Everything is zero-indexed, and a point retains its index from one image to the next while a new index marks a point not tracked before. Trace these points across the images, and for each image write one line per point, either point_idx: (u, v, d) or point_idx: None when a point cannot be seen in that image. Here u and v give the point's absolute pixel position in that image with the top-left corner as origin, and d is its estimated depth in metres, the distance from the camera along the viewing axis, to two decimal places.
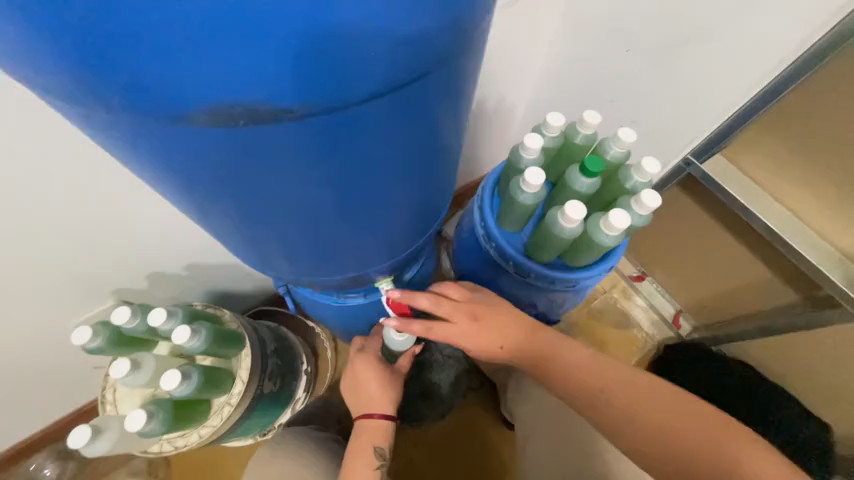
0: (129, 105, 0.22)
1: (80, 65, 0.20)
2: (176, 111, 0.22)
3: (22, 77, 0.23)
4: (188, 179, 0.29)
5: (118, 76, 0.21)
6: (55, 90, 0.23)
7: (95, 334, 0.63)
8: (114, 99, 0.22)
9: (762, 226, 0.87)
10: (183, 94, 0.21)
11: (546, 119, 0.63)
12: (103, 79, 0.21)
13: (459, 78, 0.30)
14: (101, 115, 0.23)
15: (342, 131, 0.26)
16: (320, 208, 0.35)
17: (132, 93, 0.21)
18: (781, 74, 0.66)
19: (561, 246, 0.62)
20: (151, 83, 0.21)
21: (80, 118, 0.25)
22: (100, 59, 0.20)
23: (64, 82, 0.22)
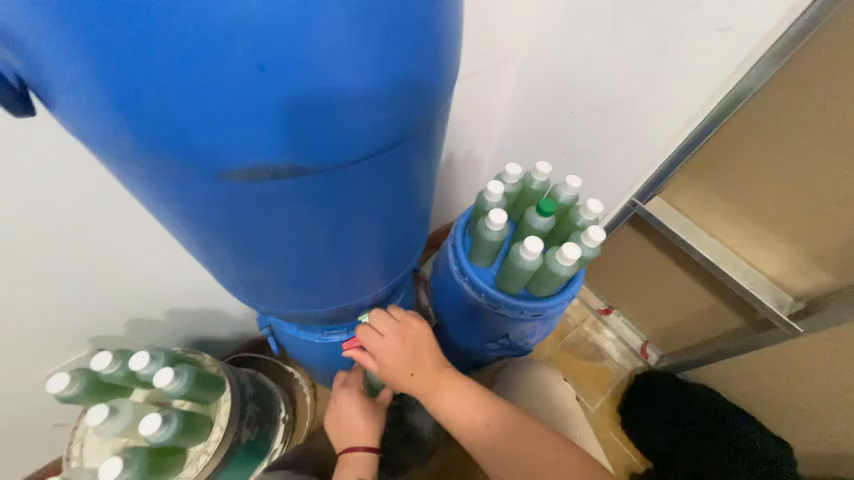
0: (172, 165, 0.28)
1: (147, 133, 0.27)
2: (216, 167, 0.28)
3: (87, 139, 0.29)
4: (206, 222, 0.35)
5: (175, 141, 0.27)
6: (117, 150, 0.28)
7: (72, 381, 0.63)
8: (168, 158, 0.28)
9: (701, 258, 0.99)
10: (224, 154, 0.28)
11: (505, 169, 0.73)
12: (156, 146, 0.27)
13: (431, 140, 0.38)
14: (151, 168, 0.29)
15: (337, 183, 0.33)
16: (314, 246, 0.40)
17: (184, 154, 0.28)
18: (695, 130, 0.80)
19: (525, 277, 0.69)
20: (200, 147, 0.27)
21: (125, 173, 0.32)
22: (163, 129, 0.26)
23: (128, 145, 0.28)
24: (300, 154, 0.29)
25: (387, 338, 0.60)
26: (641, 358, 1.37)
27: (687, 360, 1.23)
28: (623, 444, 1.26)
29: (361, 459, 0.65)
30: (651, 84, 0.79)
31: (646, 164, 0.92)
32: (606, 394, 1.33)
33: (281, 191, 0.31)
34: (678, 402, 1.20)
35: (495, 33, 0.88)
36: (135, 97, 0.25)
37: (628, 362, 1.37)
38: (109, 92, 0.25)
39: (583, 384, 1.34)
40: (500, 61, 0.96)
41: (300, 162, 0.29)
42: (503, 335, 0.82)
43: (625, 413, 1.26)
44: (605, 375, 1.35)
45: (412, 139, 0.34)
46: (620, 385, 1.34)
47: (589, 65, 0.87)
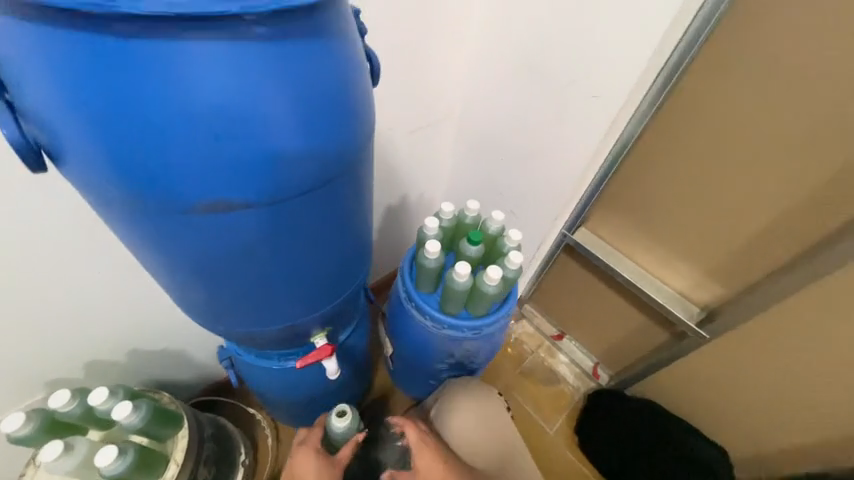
0: (148, 202, 0.38)
1: (131, 181, 0.37)
2: (183, 205, 0.38)
3: (84, 187, 0.39)
4: (174, 250, 0.44)
5: (153, 187, 0.37)
6: (106, 194, 0.38)
7: (27, 420, 0.65)
8: (147, 198, 0.38)
9: (623, 278, 1.14)
10: (189, 195, 0.38)
11: (441, 207, 0.86)
12: (137, 191, 0.37)
13: (357, 181, 0.50)
14: (133, 207, 0.39)
15: (278, 215, 0.43)
16: (265, 270, 0.49)
17: (159, 196, 0.38)
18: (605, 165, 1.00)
19: (461, 297, 0.80)
20: (170, 190, 0.37)
21: (111, 212, 0.41)
22: (144, 178, 0.37)
23: (117, 190, 0.38)
24: (246, 192, 0.39)
25: (420, 435, 0.75)
26: (593, 379, 1.46)
27: (629, 377, 1.34)
28: (580, 463, 1.32)
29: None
30: (556, 134, 0.98)
31: (564, 199, 1.10)
32: (564, 416, 1.40)
33: (233, 221, 0.41)
34: (621, 419, 1.28)
35: (431, 97, 1.06)
36: (124, 156, 0.36)
37: (581, 383, 1.46)
38: (104, 154, 0.36)
39: (541, 408, 1.41)
40: (439, 118, 1.14)
41: (247, 198, 0.40)
42: (450, 355, 0.91)
43: (580, 433, 1.33)
44: (561, 397, 1.43)
45: (339, 182, 0.46)
46: (576, 406, 1.42)
47: (510, 121, 1.06)
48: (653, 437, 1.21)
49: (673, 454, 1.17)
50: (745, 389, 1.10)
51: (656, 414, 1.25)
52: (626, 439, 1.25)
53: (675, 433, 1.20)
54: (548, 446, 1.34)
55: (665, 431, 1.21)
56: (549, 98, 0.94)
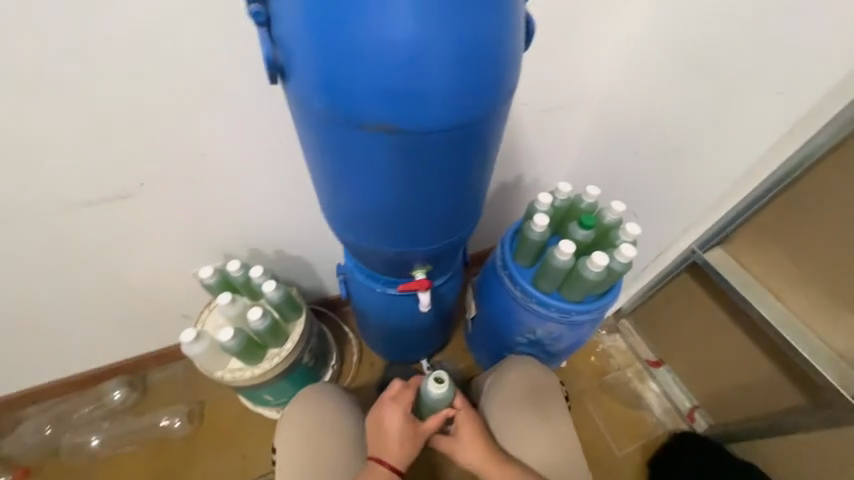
0: (335, 116, 0.50)
1: (327, 96, 0.49)
2: (357, 121, 0.49)
3: (294, 99, 0.53)
4: (338, 159, 0.56)
5: (341, 102, 0.49)
6: (308, 105, 0.51)
7: (213, 273, 0.91)
8: (334, 111, 0.50)
9: (759, 316, 0.96)
10: (364, 113, 0.49)
11: (558, 186, 0.85)
12: (330, 104, 0.49)
13: (488, 133, 0.56)
14: (323, 117, 0.51)
15: (422, 145, 0.52)
16: (396, 194, 0.59)
17: (343, 110, 0.49)
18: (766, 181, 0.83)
19: (558, 276, 0.80)
20: (351, 107, 0.49)
21: (304, 121, 0.55)
22: (337, 94, 0.48)
23: (316, 102, 0.50)
24: (405, 119, 0.48)
25: (464, 414, 0.82)
26: (686, 421, 1.29)
27: (735, 432, 1.14)
28: None
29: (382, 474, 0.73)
30: (714, 132, 0.86)
31: (706, 209, 0.96)
32: (638, 445, 1.28)
33: (388, 143, 0.51)
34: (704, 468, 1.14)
35: (572, 76, 1.03)
36: (328, 75, 0.48)
37: (669, 420, 1.30)
38: (316, 72, 0.48)
39: (614, 428, 1.30)
40: (576, 100, 1.10)
41: (404, 125, 0.49)
42: (531, 331, 0.92)
43: (652, 468, 1.21)
44: (640, 426, 1.30)
45: (476, 126, 0.52)
46: (656, 440, 1.28)
47: (658, 111, 0.96)
48: None
49: None
50: None
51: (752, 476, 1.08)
52: None
53: None
54: (612, 467, 1.24)
55: None
56: (714, 89, 0.83)
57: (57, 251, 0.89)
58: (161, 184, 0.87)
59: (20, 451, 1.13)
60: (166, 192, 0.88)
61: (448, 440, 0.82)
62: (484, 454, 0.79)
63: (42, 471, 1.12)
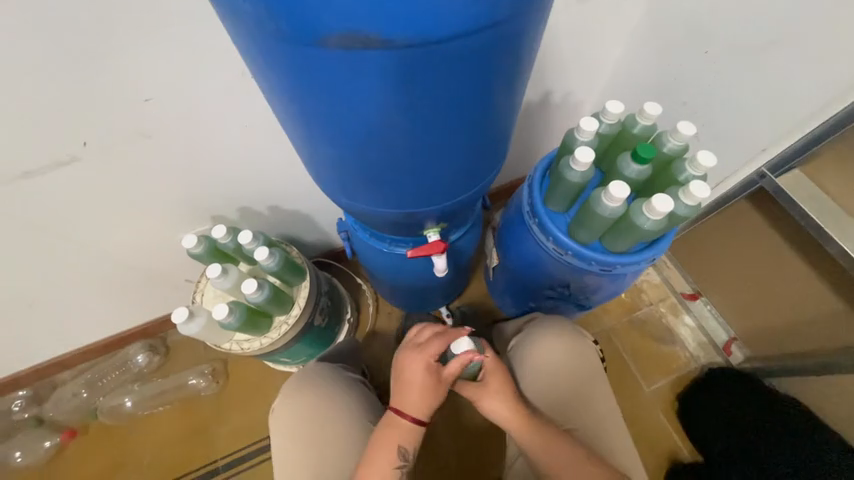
0: (283, 26, 0.32)
1: None
2: (319, 35, 0.32)
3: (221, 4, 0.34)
4: (305, 93, 0.39)
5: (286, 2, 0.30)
6: (240, 12, 0.33)
7: (199, 242, 0.79)
8: (280, 20, 0.32)
9: (837, 251, 0.79)
10: (325, 21, 0.31)
11: (605, 106, 0.66)
12: (270, 8, 0.31)
13: (522, 34, 0.37)
14: (266, 31, 0.33)
15: (422, 64, 0.35)
16: (392, 135, 0.43)
17: (291, 17, 0.31)
18: None
19: (603, 225, 0.66)
20: (304, 10, 0.30)
21: (245, 41, 0.37)
22: None
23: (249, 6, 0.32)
24: (391, 21, 0.31)
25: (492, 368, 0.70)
26: (721, 354, 1.21)
27: (777, 366, 1.07)
28: (673, 430, 1.17)
29: (409, 428, 0.68)
30: (830, 11, 0.62)
31: (801, 120, 0.75)
32: (669, 380, 1.22)
33: (371, 64, 0.34)
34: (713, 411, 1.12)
35: None
36: None
37: (703, 354, 1.23)
38: None
39: (644, 364, 1.24)
40: None
41: (392, 33, 0.31)
42: (563, 284, 0.81)
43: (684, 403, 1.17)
44: (672, 361, 1.24)
45: (501, 27, 0.34)
46: (688, 374, 1.23)
47: None
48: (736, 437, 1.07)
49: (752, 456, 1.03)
50: None
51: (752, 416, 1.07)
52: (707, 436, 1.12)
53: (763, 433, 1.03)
54: (641, 402, 1.20)
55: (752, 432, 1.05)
56: None
57: (22, 229, 0.78)
58: (109, 144, 0.71)
59: (60, 414, 1.18)
60: (125, 151, 0.73)
61: (476, 388, 0.71)
62: (510, 401, 0.70)
63: (87, 430, 1.18)
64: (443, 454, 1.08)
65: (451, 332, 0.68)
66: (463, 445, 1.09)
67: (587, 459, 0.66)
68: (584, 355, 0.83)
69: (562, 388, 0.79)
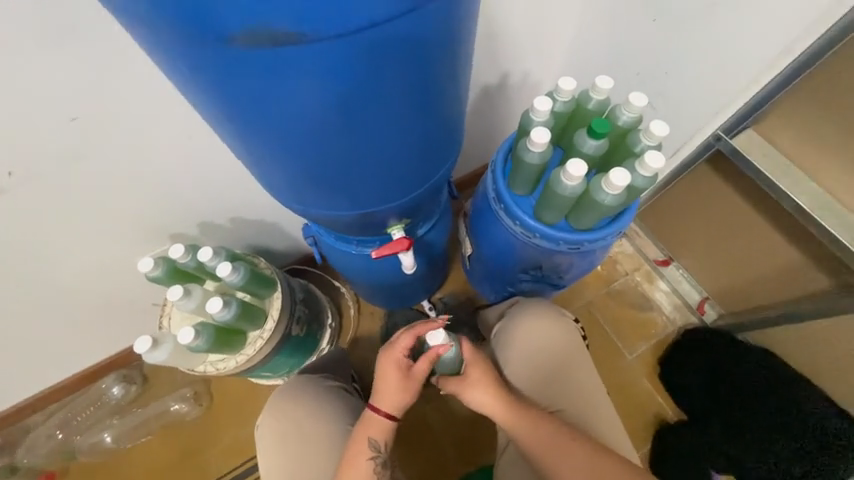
0: (186, 29, 0.30)
1: None
2: (220, 33, 0.30)
3: (115, 8, 0.32)
4: (226, 99, 0.37)
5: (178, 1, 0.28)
6: (134, 13, 0.30)
7: (156, 265, 0.75)
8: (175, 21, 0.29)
9: (792, 205, 0.83)
10: (225, 20, 0.29)
11: (557, 84, 0.65)
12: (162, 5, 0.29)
13: (451, 18, 0.36)
14: (166, 34, 0.31)
15: (347, 57, 0.33)
16: (328, 136, 0.41)
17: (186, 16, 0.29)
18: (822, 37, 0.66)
19: (565, 205, 0.65)
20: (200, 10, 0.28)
21: (151, 47, 0.34)
22: None
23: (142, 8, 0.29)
24: (304, 14, 0.29)
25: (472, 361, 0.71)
26: (696, 314, 1.26)
27: (748, 322, 1.11)
28: (656, 394, 1.21)
29: (382, 423, 0.67)
30: None
31: (749, 79, 0.77)
32: (649, 346, 1.26)
33: (292, 63, 0.32)
34: (691, 371, 1.16)
35: None
36: None
37: (679, 316, 1.27)
38: None
39: (624, 332, 1.27)
40: None
41: (307, 26, 0.29)
42: (536, 266, 0.81)
43: (664, 365, 1.21)
44: (650, 326, 1.28)
45: (427, 10, 0.32)
46: (667, 338, 1.26)
47: None
48: (709, 395, 1.13)
49: (727, 411, 1.09)
50: None
51: (721, 371, 1.12)
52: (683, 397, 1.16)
53: (732, 388, 1.09)
54: (624, 369, 1.24)
55: (721, 387, 1.11)
56: None
57: None
58: (42, 171, 0.65)
59: (36, 459, 1.11)
60: (62, 174, 0.68)
61: (457, 381, 0.71)
62: (491, 392, 0.70)
63: (68, 471, 1.12)
64: (438, 446, 1.09)
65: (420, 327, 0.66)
66: (456, 435, 1.10)
67: (571, 436, 0.67)
68: (564, 335, 0.83)
69: (549, 369, 0.80)
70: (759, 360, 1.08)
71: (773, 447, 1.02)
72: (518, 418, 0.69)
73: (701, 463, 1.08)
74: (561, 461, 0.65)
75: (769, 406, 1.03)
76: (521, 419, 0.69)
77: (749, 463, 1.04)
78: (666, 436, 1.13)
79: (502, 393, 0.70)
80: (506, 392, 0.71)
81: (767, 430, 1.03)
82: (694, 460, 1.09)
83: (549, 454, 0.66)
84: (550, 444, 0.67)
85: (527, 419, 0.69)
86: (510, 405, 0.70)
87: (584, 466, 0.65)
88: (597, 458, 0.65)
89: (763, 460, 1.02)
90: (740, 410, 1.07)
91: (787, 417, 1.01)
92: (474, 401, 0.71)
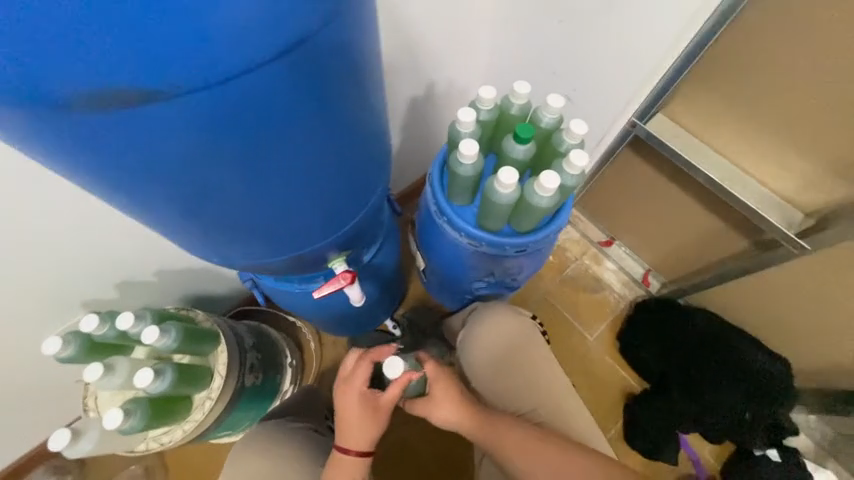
0: (14, 98, 0.25)
1: None
2: (59, 99, 0.25)
3: None
4: (93, 166, 0.31)
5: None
6: None
7: (66, 343, 0.65)
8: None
9: (705, 179, 0.90)
10: (61, 84, 0.24)
11: (478, 93, 0.65)
12: None
13: (343, 48, 0.34)
14: None
15: (231, 105, 0.29)
16: (232, 188, 0.37)
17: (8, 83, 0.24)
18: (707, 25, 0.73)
19: (505, 212, 0.66)
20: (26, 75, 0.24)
21: None
22: None
23: None
24: (166, 66, 0.25)
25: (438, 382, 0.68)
26: (642, 286, 1.34)
27: (687, 286, 1.21)
28: (620, 369, 1.27)
29: (353, 463, 0.62)
30: None
31: (652, 69, 0.82)
32: (606, 324, 1.32)
33: (165, 120, 0.28)
34: (647, 341, 1.22)
35: None
36: None
37: (629, 291, 1.35)
38: None
39: (582, 315, 1.33)
40: None
41: (173, 79, 0.26)
42: (488, 273, 0.81)
43: (623, 340, 1.27)
44: (605, 306, 1.34)
45: (313, 44, 0.30)
46: (621, 313, 1.33)
47: None
48: (665, 360, 1.19)
49: (682, 371, 1.16)
50: (831, 302, 0.94)
51: (672, 336, 1.20)
52: (644, 366, 1.23)
53: (684, 350, 1.17)
54: (588, 351, 1.29)
55: (675, 351, 1.19)
56: None
57: None
58: None
59: None
60: None
61: (423, 402, 0.68)
62: (460, 407, 0.68)
63: None
64: (422, 466, 1.06)
65: (375, 354, 0.62)
66: (438, 452, 1.07)
67: (545, 438, 0.67)
68: (526, 334, 0.84)
69: (517, 370, 0.80)
70: (702, 319, 1.18)
71: (726, 397, 1.11)
72: (492, 430, 0.68)
73: (668, 427, 1.15)
74: (540, 466, 0.65)
75: (717, 360, 1.13)
76: (496, 430, 0.68)
77: (708, 418, 1.12)
78: (635, 410, 1.19)
79: (473, 407, 0.69)
80: (476, 406, 0.70)
81: (719, 382, 1.11)
82: (663, 425, 1.15)
83: (527, 462, 0.66)
84: (527, 451, 0.66)
85: (501, 430, 0.68)
86: (482, 419, 0.68)
87: (562, 465, 0.65)
88: (572, 454, 0.66)
89: (719, 412, 1.11)
90: (694, 369, 1.15)
91: (733, 368, 1.11)
92: (448, 421, 0.69)
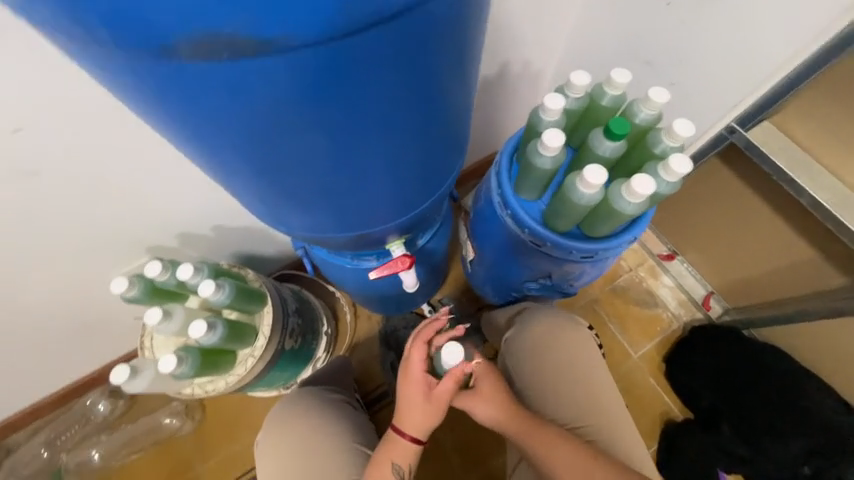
0: (114, 37, 0.23)
1: None
2: (164, 46, 0.23)
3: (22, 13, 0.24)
4: (186, 119, 0.30)
5: (100, 6, 0.21)
6: (49, 21, 0.23)
7: (132, 285, 0.69)
8: (102, 30, 0.22)
9: (810, 202, 0.78)
10: (167, 28, 0.22)
11: (569, 78, 0.59)
12: (79, 11, 0.21)
13: (460, 14, 0.29)
14: (93, 46, 0.24)
15: (334, 66, 0.26)
16: (316, 156, 0.34)
17: (117, 23, 0.22)
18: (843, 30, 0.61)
19: (581, 214, 0.60)
20: (133, 15, 0.21)
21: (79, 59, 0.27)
22: None
23: (58, 16, 0.22)
24: (278, 16, 0.22)
25: (481, 381, 0.65)
26: (701, 309, 1.23)
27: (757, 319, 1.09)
28: (663, 394, 1.19)
29: (408, 447, 0.62)
30: None
31: (769, 71, 0.71)
32: (655, 344, 1.23)
33: (264, 77, 0.25)
34: (698, 370, 1.13)
35: None
36: None
37: (684, 312, 1.24)
38: None
39: (628, 330, 1.24)
40: None
41: (283, 32, 0.23)
42: (545, 274, 0.76)
43: (670, 364, 1.18)
44: (655, 323, 1.25)
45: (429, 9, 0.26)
46: (673, 335, 1.23)
47: None
48: (716, 390, 1.10)
49: (734, 403, 1.07)
50: None
51: (726, 367, 1.10)
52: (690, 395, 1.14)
53: (739, 382, 1.08)
54: (629, 369, 1.21)
55: (729, 382, 1.09)
56: None
57: None
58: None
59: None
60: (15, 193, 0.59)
61: (463, 395, 0.65)
62: (500, 408, 0.65)
63: None
64: (441, 451, 1.06)
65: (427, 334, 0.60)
66: (460, 442, 1.07)
67: (585, 457, 0.63)
68: (577, 341, 0.79)
69: (565, 376, 0.76)
70: (765, 353, 1.07)
71: (783, 441, 1.00)
72: (532, 437, 0.64)
73: (710, 461, 1.07)
74: None
75: (778, 401, 1.02)
76: (534, 436, 0.65)
77: (758, 460, 1.03)
78: (674, 439, 1.11)
79: (512, 412, 0.65)
80: (516, 411, 0.66)
81: (776, 425, 1.01)
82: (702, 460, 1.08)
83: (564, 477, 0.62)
84: (565, 466, 0.62)
85: (539, 439, 0.64)
86: (520, 424, 0.65)
87: None
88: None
89: (772, 457, 1.01)
90: (748, 405, 1.05)
91: (797, 412, 1.00)
92: (485, 420, 0.67)
